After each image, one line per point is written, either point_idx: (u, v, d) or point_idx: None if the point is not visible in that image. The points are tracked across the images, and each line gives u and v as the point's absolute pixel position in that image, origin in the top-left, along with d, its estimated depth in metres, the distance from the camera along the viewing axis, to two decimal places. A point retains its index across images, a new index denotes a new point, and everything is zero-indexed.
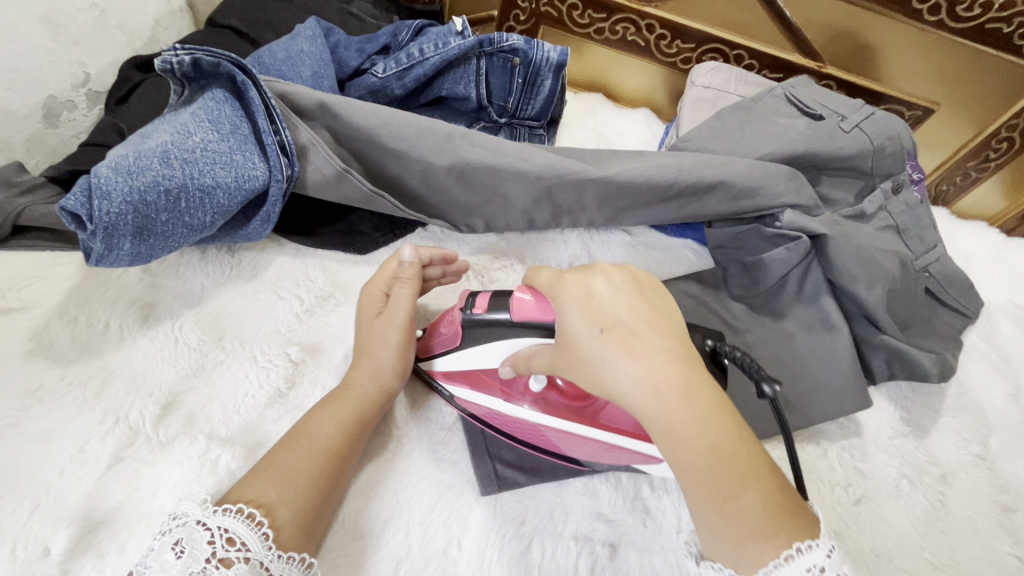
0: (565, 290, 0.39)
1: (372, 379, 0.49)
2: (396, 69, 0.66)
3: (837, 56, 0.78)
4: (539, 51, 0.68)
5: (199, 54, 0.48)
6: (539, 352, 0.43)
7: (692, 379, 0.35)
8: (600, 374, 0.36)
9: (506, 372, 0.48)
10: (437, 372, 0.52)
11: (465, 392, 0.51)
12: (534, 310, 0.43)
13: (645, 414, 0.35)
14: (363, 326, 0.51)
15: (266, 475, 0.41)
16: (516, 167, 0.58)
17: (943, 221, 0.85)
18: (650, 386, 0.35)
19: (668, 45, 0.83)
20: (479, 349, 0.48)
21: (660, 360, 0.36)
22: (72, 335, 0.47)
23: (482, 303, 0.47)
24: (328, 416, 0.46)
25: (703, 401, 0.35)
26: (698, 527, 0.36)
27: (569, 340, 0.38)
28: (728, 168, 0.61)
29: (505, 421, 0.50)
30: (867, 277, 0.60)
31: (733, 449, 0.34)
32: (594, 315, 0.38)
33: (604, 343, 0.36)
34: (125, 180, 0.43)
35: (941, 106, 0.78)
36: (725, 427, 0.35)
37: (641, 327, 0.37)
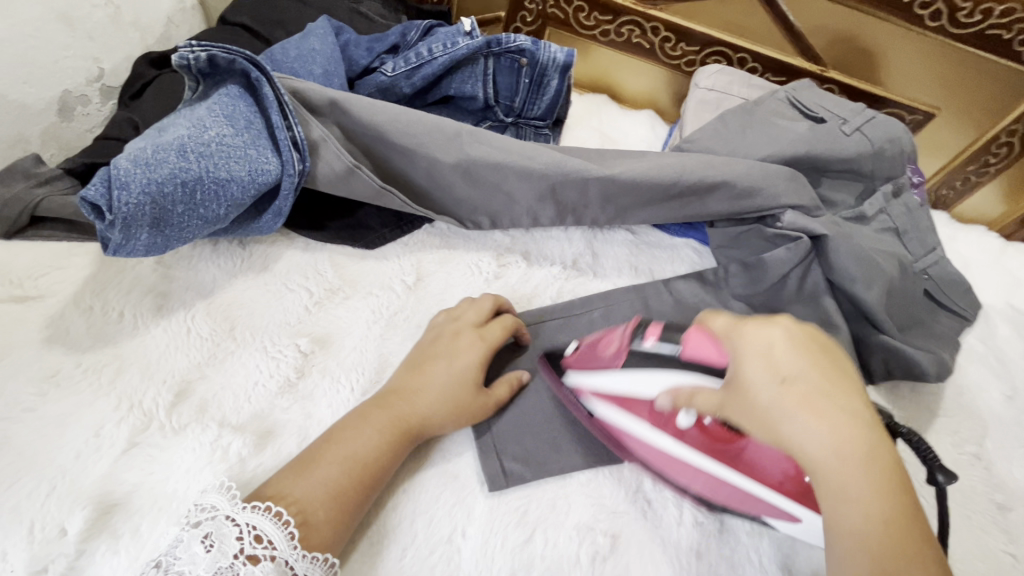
0: (746, 336, 0.40)
1: (435, 425, 0.49)
2: (405, 67, 0.67)
3: (839, 60, 0.79)
4: (545, 52, 0.68)
5: (214, 51, 0.49)
6: (704, 392, 0.42)
7: (877, 449, 0.35)
8: (777, 426, 0.37)
9: (664, 402, 0.45)
10: (584, 385, 0.51)
11: (612, 412, 0.50)
12: (711, 351, 0.43)
13: (817, 470, 0.36)
14: (454, 373, 0.51)
15: (310, 478, 0.42)
16: (522, 165, 0.59)
17: (942, 224, 0.86)
18: (836, 446, 0.35)
19: (672, 48, 0.84)
20: (642, 373, 0.47)
21: (847, 425, 0.36)
22: (87, 324, 0.48)
23: (653, 334, 0.48)
24: (371, 435, 0.45)
25: (885, 477, 0.34)
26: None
27: (747, 380, 0.39)
28: (731, 169, 0.62)
29: (647, 449, 0.49)
30: (866, 277, 0.61)
31: (909, 532, 0.33)
32: (776, 362, 0.38)
33: (783, 394, 0.37)
34: (143, 173, 0.44)
35: (941, 111, 0.79)
36: (906, 511, 0.34)
37: (825, 385, 0.37)
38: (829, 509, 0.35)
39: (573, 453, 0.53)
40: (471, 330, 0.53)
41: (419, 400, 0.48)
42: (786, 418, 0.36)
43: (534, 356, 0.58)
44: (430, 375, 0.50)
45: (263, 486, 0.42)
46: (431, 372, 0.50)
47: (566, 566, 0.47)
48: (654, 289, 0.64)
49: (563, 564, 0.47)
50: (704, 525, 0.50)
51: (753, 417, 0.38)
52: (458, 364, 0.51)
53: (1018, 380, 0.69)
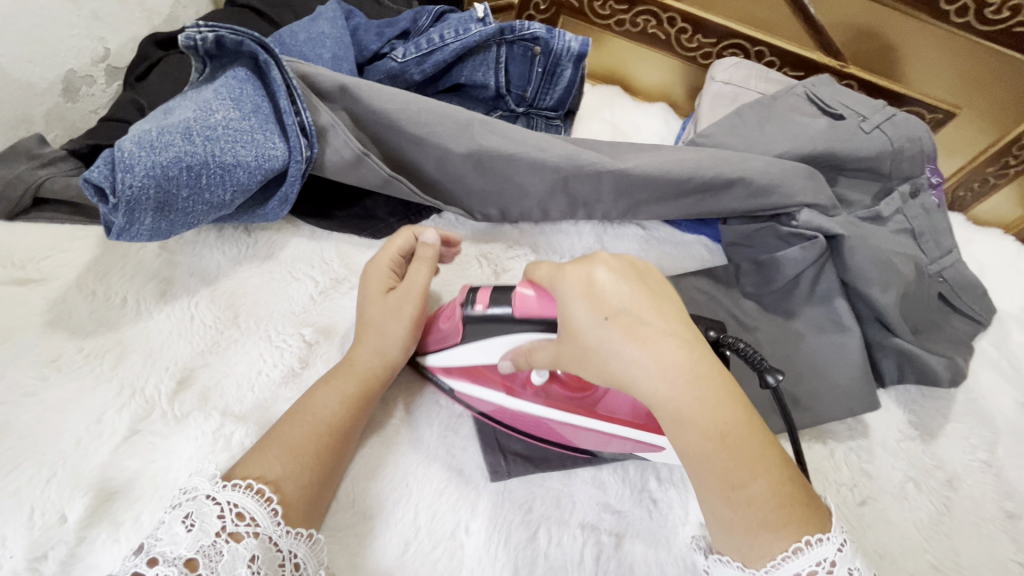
0: (566, 277, 0.39)
1: (377, 353, 0.49)
2: (415, 53, 0.65)
3: (860, 55, 0.77)
4: (560, 41, 0.67)
5: (222, 32, 0.48)
6: (541, 349, 0.43)
7: (699, 366, 0.35)
8: (608, 364, 0.36)
9: (506, 366, 0.47)
10: (436, 366, 0.51)
11: (465, 387, 0.50)
12: (536, 304, 0.43)
13: (662, 404, 0.35)
14: (367, 305, 0.51)
15: (269, 455, 0.41)
16: (533, 156, 0.58)
17: (958, 227, 0.84)
18: (656, 373, 0.35)
19: (689, 39, 0.82)
20: (476, 342, 0.47)
21: (668, 345, 0.35)
22: (90, 309, 0.48)
23: (483, 300, 0.46)
24: (330, 391, 0.46)
25: (716, 390, 0.35)
26: (705, 516, 0.36)
27: (569, 321, 0.38)
28: (746, 165, 0.61)
29: (510, 414, 0.50)
30: (881, 280, 0.60)
31: (741, 437, 0.35)
32: (599, 302, 0.37)
33: (608, 330, 0.36)
34: (147, 155, 0.43)
35: (962, 110, 0.78)
36: (736, 417, 0.35)
37: (648, 312, 0.37)
38: (673, 436, 0.36)
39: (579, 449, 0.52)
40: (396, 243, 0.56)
41: (364, 336, 0.49)
42: (612, 355, 0.36)
43: None
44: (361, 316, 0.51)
45: (235, 464, 0.41)
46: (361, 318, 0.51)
47: (569, 564, 0.46)
48: None
49: (567, 562, 0.46)
50: None
51: (588, 362, 0.38)
52: (369, 291, 0.51)
53: None
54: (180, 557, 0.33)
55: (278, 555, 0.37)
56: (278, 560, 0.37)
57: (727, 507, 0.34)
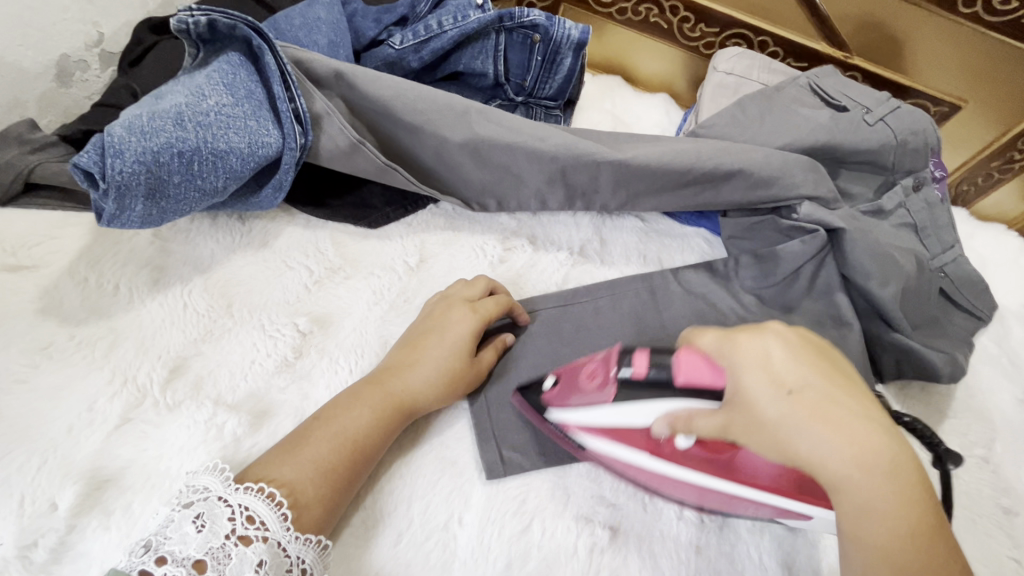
0: (740, 349, 0.37)
1: (414, 394, 0.48)
2: (413, 41, 0.64)
3: (865, 46, 0.76)
4: (560, 28, 0.66)
5: (214, 16, 0.47)
6: (703, 416, 0.39)
7: (901, 461, 0.34)
8: (794, 446, 0.34)
9: (659, 429, 0.42)
10: (568, 421, 0.47)
11: (605, 443, 0.46)
12: (706, 373, 0.39)
13: (848, 491, 0.33)
14: (437, 343, 0.50)
15: (300, 459, 0.42)
16: (531, 146, 0.57)
17: (960, 222, 0.83)
18: (847, 460, 0.33)
19: (691, 29, 0.81)
20: (629, 406, 0.43)
21: (869, 434, 0.34)
22: (81, 296, 0.47)
23: (642, 365, 0.43)
24: (361, 412, 0.45)
25: (909, 486, 0.33)
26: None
27: (747, 395, 0.36)
28: (748, 157, 0.60)
29: (653, 476, 0.46)
30: (881, 274, 0.60)
31: (924, 540, 0.33)
32: (783, 380, 0.35)
33: (794, 407, 0.34)
34: (138, 141, 0.42)
35: (967, 103, 0.77)
36: (923, 516, 0.33)
37: (835, 391, 0.35)
38: (851, 523, 0.34)
39: None
40: (462, 303, 0.52)
41: (413, 375, 0.48)
42: (805, 438, 0.34)
43: (532, 339, 0.57)
44: (420, 349, 0.49)
45: (252, 466, 0.41)
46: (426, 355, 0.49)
47: (563, 556, 0.46)
48: (661, 278, 0.63)
49: (560, 554, 0.46)
50: (706, 520, 0.49)
51: (761, 437, 0.35)
52: (447, 337, 0.50)
53: None
54: (190, 558, 0.34)
55: (285, 561, 0.38)
56: (285, 564, 0.37)
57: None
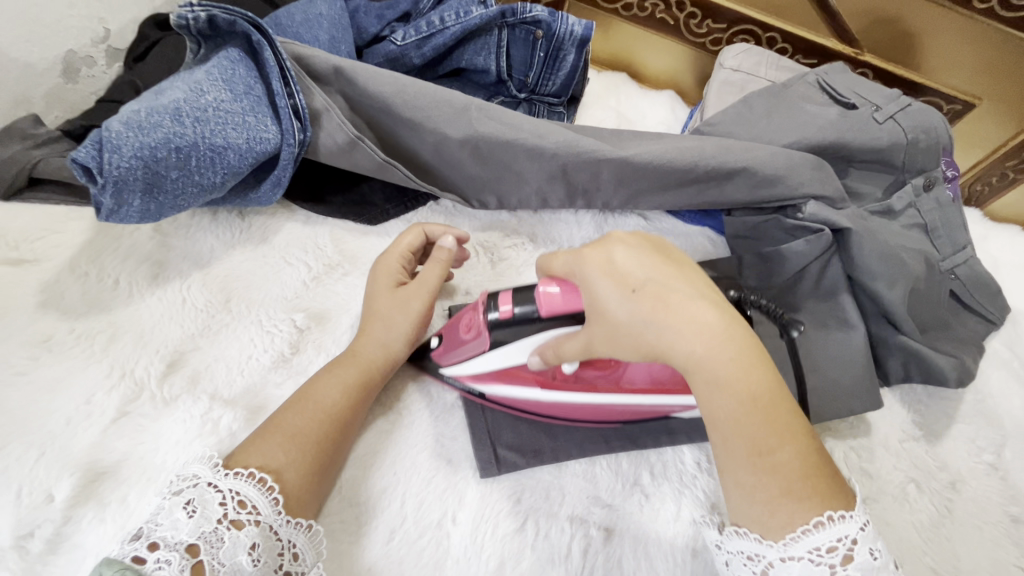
0: (586, 262, 0.39)
1: (379, 347, 0.49)
2: (416, 37, 0.64)
3: (876, 43, 0.75)
4: (563, 24, 0.65)
5: (214, 11, 0.47)
6: (569, 340, 0.42)
7: (735, 329, 0.37)
8: (644, 335, 0.37)
9: (535, 363, 0.45)
10: (462, 374, 0.49)
11: (496, 387, 0.49)
12: (560, 301, 0.41)
13: (698, 369, 0.36)
14: (376, 297, 0.51)
15: (276, 433, 0.42)
16: (531, 143, 0.56)
17: (973, 223, 0.81)
18: (696, 339, 0.36)
19: (698, 25, 0.80)
20: (505, 349, 0.45)
21: (701, 310, 0.37)
22: (82, 290, 0.48)
23: (506, 304, 0.43)
24: (330, 380, 0.46)
25: (749, 352, 0.36)
26: (729, 488, 0.36)
27: (602, 301, 0.38)
28: (753, 155, 0.59)
29: (545, 405, 0.50)
30: (888, 276, 0.58)
31: (770, 402, 0.36)
32: (630, 277, 0.38)
33: (638, 303, 0.37)
34: (135, 136, 0.42)
35: (982, 101, 0.75)
36: (767, 381, 0.36)
37: (673, 282, 0.38)
38: (705, 403, 0.36)
39: (569, 441, 0.51)
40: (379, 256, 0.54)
41: (371, 330, 0.49)
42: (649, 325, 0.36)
43: None
44: (367, 311, 0.50)
45: (238, 448, 0.41)
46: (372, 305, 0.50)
47: (556, 556, 0.46)
48: None
49: (554, 554, 0.46)
50: (703, 523, 0.48)
51: (623, 337, 0.38)
52: (376, 289, 0.51)
53: None
54: (182, 542, 0.35)
55: (277, 544, 0.38)
56: (276, 547, 0.38)
57: (752, 473, 0.35)
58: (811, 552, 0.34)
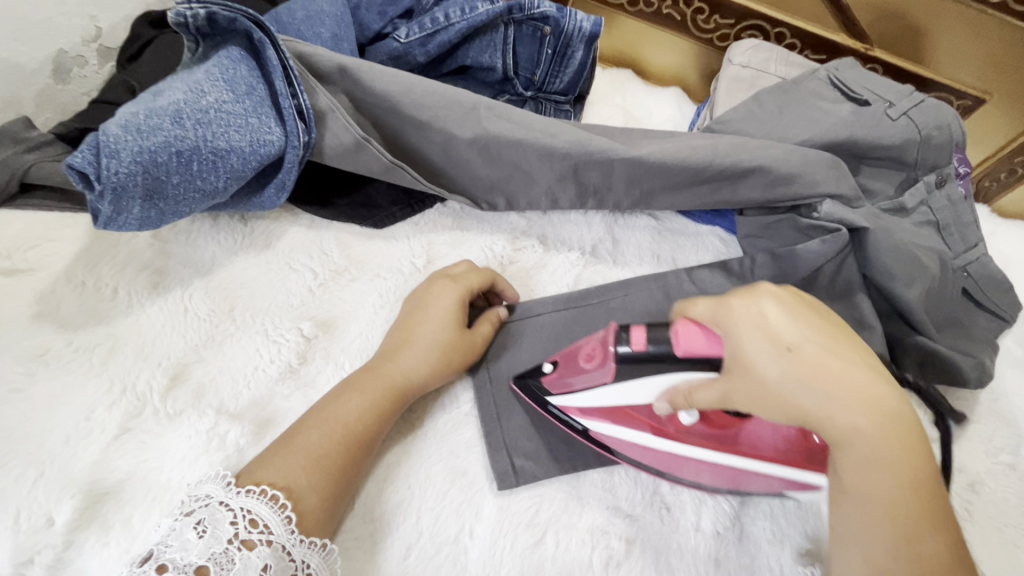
0: (736, 313, 0.37)
1: (407, 365, 0.47)
2: (419, 34, 0.63)
3: (885, 37, 0.74)
4: (571, 20, 0.64)
5: (214, 8, 0.46)
6: (704, 387, 0.40)
7: (897, 410, 0.35)
8: (795, 402, 0.35)
9: (662, 407, 0.44)
10: (571, 406, 0.48)
11: (607, 428, 0.48)
12: (702, 342, 0.39)
13: (852, 440, 0.34)
14: (429, 316, 0.49)
15: (293, 452, 0.40)
16: (543, 143, 0.55)
17: (982, 219, 0.81)
18: (856, 416, 0.34)
19: (705, 20, 0.79)
20: (635, 384, 0.45)
21: (868, 387, 0.34)
22: (79, 301, 0.46)
23: (639, 340, 0.42)
24: (354, 393, 0.44)
25: (907, 432, 0.35)
26: (859, 565, 0.35)
27: (753, 361, 0.36)
28: (766, 153, 0.58)
29: (653, 458, 0.47)
30: (906, 275, 0.58)
31: (920, 484, 0.34)
32: (789, 335, 0.36)
33: (795, 367, 0.34)
34: (135, 139, 0.41)
35: (992, 96, 0.74)
36: (921, 466, 0.34)
37: (835, 345, 0.36)
38: (851, 475, 0.35)
39: (585, 449, 0.50)
40: (445, 277, 0.52)
41: (405, 355, 0.47)
42: (805, 392, 0.34)
43: (539, 339, 0.55)
44: (410, 331, 0.49)
45: (250, 465, 0.40)
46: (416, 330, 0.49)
47: (578, 570, 0.45)
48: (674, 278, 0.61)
49: (575, 568, 0.45)
50: (726, 535, 0.47)
51: (766, 397, 0.36)
52: (432, 313, 0.49)
53: None
54: (192, 564, 0.33)
55: (290, 565, 0.36)
56: (290, 569, 0.36)
57: (898, 557, 0.33)
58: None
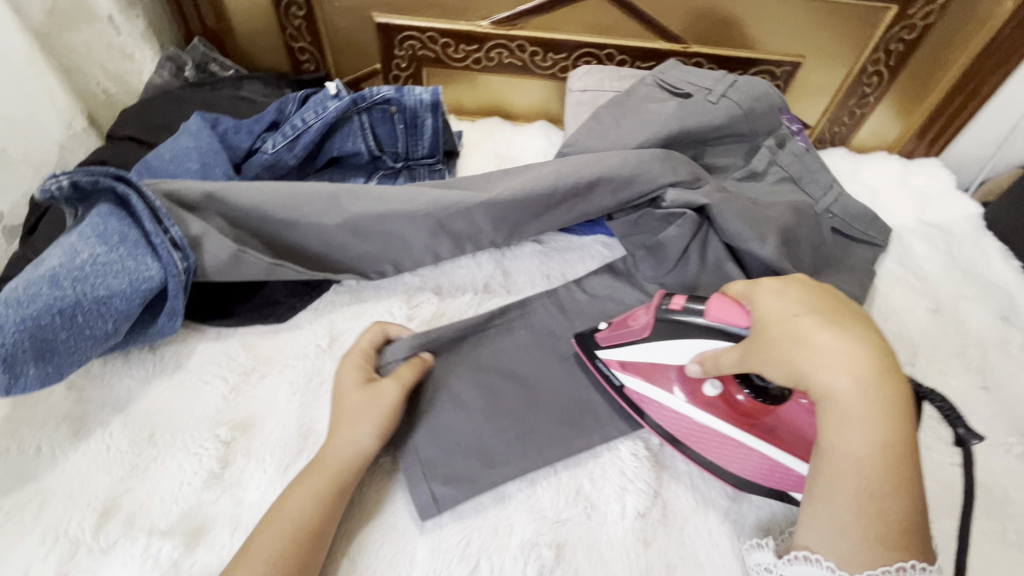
0: (764, 283, 0.46)
1: (343, 447, 0.50)
2: (284, 142, 0.70)
3: (698, 36, 0.83)
4: (410, 97, 0.71)
5: (76, 177, 0.52)
6: (727, 353, 0.46)
7: (892, 382, 0.39)
8: (795, 355, 0.41)
9: (693, 370, 0.50)
10: (613, 358, 0.56)
11: (637, 383, 0.55)
12: (733, 312, 0.47)
13: (831, 393, 0.39)
14: (344, 394, 0.53)
15: (251, 558, 0.44)
16: (403, 209, 0.61)
17: (846, 159, 0.92)
18: (849, 373, 0.39)
19: (543, 59, 0.87)
20: (665, 343, 0.53)
21: (866, 353, 0.40)
22: (5, 467, 0.49)
23: (678, 301, 0.51)
24: (303, 491, 0.47)
25: (893, 404, 0.39)
26: (822, 519, 0.40)
27: (783, 323, 0.42)
28: (604, 164, 0.64)
29: (688, 428, 0.53)
30: (757, 235, 0.63)
31: (898, 453, 0.39)
32: (803, 307, 0.42)
33: (799, 322, 0.41)
34: (16, 311, 0.46)
35: (805, 57, 0.84)
36: (902, 435, 0.39)
37: (840, 317, 0.42)
38: (831, 430, 0.40)
39: (507, 475, 0.53)
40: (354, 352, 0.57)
41: (336, 433, 0.51)
42: (804, 346, 0.40)
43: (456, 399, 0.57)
44: (337, 410, 0.53)
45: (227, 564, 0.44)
46: (341, 405, 0.53)
47: None
48: (565, 289, 0.67)
49: None
50: (649, 513, 0.51)
51: (782, 353, 0.41)
52: (346, 387, 0.54)
53: (938, 293, 0.73)
54: None
55: None
56: None
57: (859, 512, 0.39)
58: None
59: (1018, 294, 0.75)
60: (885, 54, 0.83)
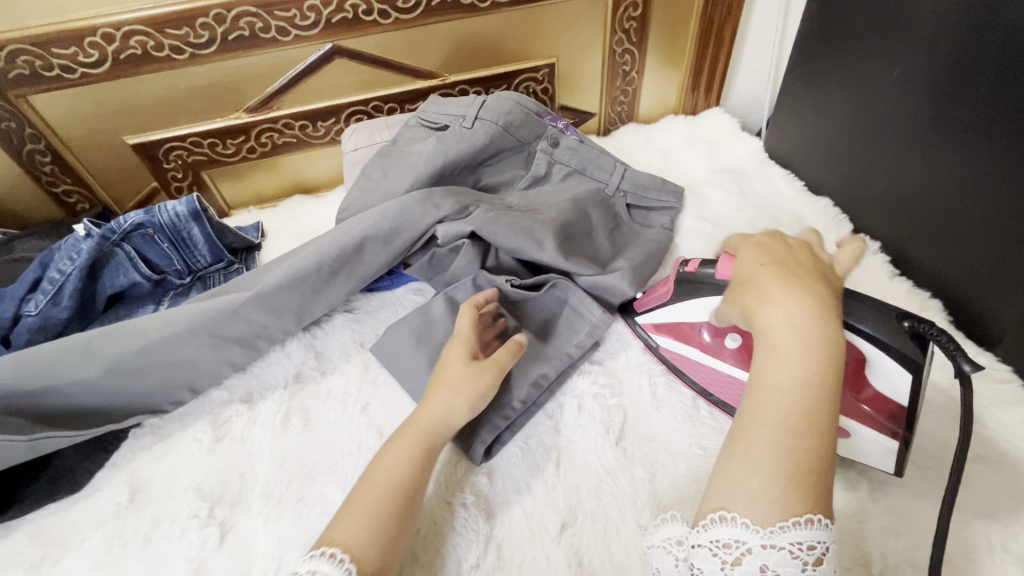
0: (754, 244, 0.50)
1: (441, 410, 0.51)
2: (46, 299, 0.65)
3: (451, 66, 0.85)
4: (164, 214, 0.69)
5: None
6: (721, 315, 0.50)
7: (831, 329, 0.39)
8: (748, 296, 0.43)
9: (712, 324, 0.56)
10: (648, 322, 0.64)
11: (669, 342, 0.62)
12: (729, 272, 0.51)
13: (767, 329, 0.40)
14: (448, 362, 0.55)
15: (353, 520, 0.44)
16: (167, 334, 0.59)
17: (638, 131, 0.96)
18: (788, 311, 0.40)
19: (315, 129, 0.86)
20: (682, 304, 0.59)
21: (812, 300, 0.40)
22: None
23: (693, 265, 0.58)
24: (397, 450, 0.49)
25: (829, 349, 0.39)
26: (738, 458, 0.38)
27: (749, 273, 0.45)
28: (365, 223, 0.64)
29: (716, 378, 0.59)
30: (533, 242, 0.64)
31: (821, 398, 0.38)
32: (775, 264, 0.44)
33: (763, 270, 0.45)
34: None
35: (558, 57, 0.88)
36: (828, 381, 0.38)
37: (803, 272, 0.44)
38: (761, 365, 0.40)
39: None
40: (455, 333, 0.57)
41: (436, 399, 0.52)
42: (756, 290, 0.43)
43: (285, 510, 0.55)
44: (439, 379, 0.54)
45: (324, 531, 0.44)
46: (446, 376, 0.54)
47: None
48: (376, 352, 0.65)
49: None
50: (483, 562, 0.50)
51: (741, 294, 0.44)
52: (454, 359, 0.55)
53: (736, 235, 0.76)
54: None
55: None
56: None
57: (772, 444, 0.37)
58: (792, 544, 0.35)
59: (805, 213, 0.78)
60: (626, 32, 0.87)
